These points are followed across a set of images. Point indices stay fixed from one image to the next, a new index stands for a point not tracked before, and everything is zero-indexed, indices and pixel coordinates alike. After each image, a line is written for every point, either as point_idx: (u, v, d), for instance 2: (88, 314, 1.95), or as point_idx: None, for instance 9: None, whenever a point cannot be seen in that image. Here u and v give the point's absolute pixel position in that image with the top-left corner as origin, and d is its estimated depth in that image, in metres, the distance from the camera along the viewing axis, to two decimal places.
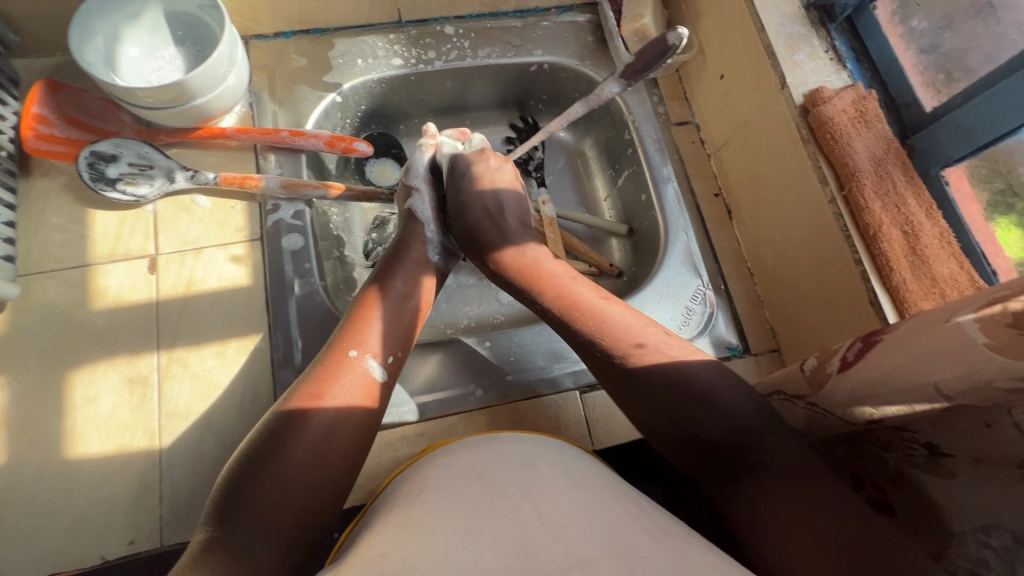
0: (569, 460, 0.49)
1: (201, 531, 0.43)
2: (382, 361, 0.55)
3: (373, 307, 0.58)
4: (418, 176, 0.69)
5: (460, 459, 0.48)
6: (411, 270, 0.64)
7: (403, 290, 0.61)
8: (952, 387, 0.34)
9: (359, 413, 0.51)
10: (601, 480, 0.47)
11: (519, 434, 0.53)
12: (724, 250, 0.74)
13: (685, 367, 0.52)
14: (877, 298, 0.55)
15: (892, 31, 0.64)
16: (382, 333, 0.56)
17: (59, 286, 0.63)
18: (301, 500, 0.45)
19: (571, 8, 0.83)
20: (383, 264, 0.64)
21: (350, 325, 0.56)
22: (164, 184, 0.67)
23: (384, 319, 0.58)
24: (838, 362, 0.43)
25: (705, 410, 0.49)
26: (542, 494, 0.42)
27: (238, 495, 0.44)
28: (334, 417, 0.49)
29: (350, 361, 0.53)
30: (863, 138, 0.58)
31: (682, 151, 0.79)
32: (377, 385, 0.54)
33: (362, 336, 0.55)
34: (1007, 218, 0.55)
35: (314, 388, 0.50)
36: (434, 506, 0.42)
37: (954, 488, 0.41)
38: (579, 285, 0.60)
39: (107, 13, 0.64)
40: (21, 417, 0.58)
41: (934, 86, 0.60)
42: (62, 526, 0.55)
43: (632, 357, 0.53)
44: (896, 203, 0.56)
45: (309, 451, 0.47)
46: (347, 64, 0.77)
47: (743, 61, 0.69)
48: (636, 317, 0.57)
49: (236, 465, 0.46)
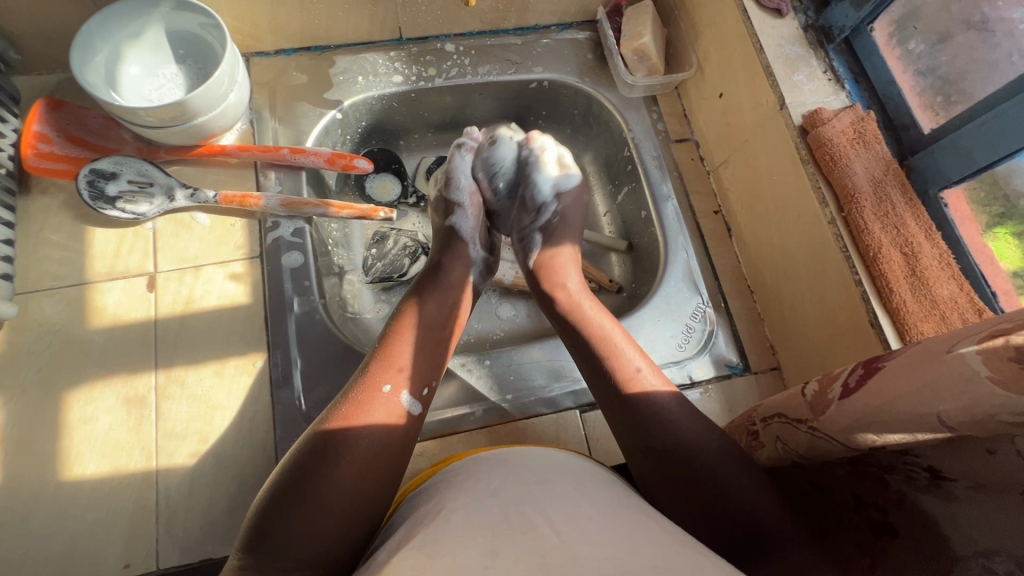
0: (586, 476, 0.49)
1: (234, 558, 0.43)
2: (415, 391, 0.55)
3: (406, 338, 0.58)
4: (460, 189, 0.73)
5: (475, 476, 0.48)
6: (463, 261, 0.69)
7: (456, 282, 0.66)
8: (955, 419, 0.34)
9: (392, 449, 0.50)
10: (614, 494, 0.47)
11: (536, 449, 0.53)
12: (724, 268, 0.74)
13: (659, 398, 0.55)
14: (877, 320, 0.55)
15: (890, 52, 0.64)
16: (413, 367, 0.56)
17: (57, 305, 0.63)
18: (337, 532, 0.44)
19: (571, 25, 0.83)
20: (435, 255, 0.69)
21: (384, 357, 0.55)
22: (163, 203, 0.67)
23: (415, 348, 0.58)
24: (839, 389, 0.42)
25: (672, 428, 0.53)
26: (560, 512, 0.43)
27: (271, 525, 0.43)
28: (369, 447, 0.48)
29: (383, 396, 0.52)
30: (862, 159, 0.59)
31: (681, 169, 0.79)
32: (410, 415, 0.53)
33: (394, 371, 0.54)
34: (1004, 229, 0.56)
35: (349, 415, 0.50)
36: (452, 523, 0.42)
37: (956, 510, 0.41)
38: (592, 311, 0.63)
39: (109, 32, 0.64)
40: (16, 439, 0.57)
41: (932, 108, 0.60)
42: (57, 548, 0.54)
43: (630, 380, 0.56)
44: (895, 224, 0.57)
45: (345, 482, 0.46)
46: (348, 82, 0.77)
47: (742, 81, 0.70)
48: (629, 341, 0.61)
49: (269, 495, 0.45)
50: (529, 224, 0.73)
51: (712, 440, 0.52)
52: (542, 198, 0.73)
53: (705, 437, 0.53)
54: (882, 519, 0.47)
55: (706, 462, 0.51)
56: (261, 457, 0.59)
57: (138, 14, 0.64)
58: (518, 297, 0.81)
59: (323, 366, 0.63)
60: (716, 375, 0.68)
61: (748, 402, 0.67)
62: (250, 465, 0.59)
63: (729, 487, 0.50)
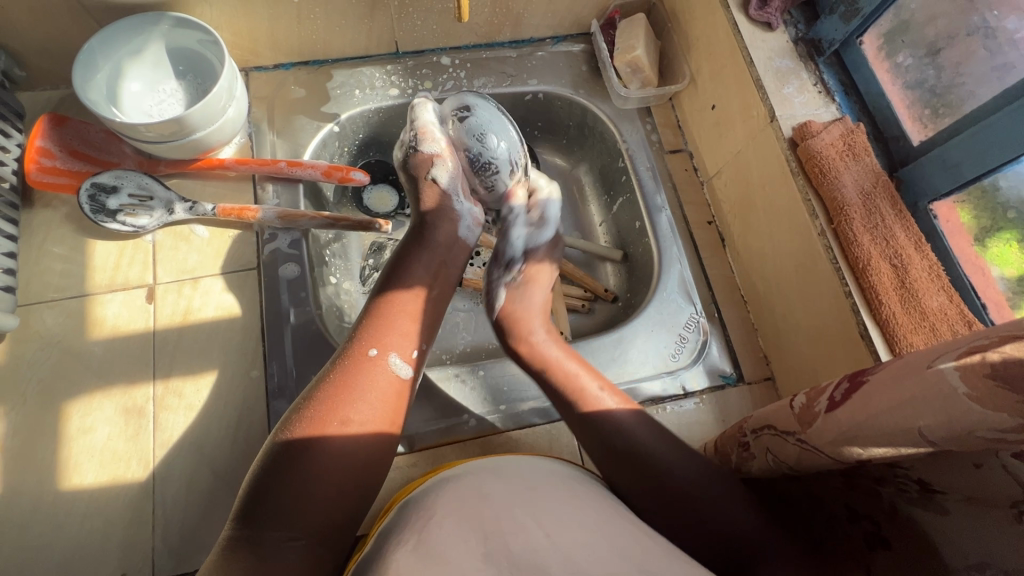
0: (573, 483, 0.49)
1: (226, 531, 0.43)
2: (406, 360, 0.55)
3: (395, 303, 0.58)
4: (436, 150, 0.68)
5: (466, 480, 0.48)
6: (450, 218, 0.67)
7: (444, 240, 0.65)
8: (936, 434, 0.34)
9: (381, 412, 0.51)
10: (604, 502, 0.48)
11: (521, 457, 0.53)
12: (718, 278, 0.75)
13: (618, 416, 0.56)
14: (867, 332, 0.55)
15: (879, 65, 0.65)
16: (400, 330, 0.56)
17: (58, 316, 0.64)
18: (329, 499, 0.46)
19: (566, 38, 0.84)
20: (418, 216, 0.67)
21: (372, 324, 0.56)
22: (163, 215, 0.68)
23: (411, 318, 0.58)
24: (825, 402, 0.43)
25: (615, 422, 0.56)
26: (551, 519, 0.43)
27: (266, 496, 0.44)
28: (360, 416, 0.49)
29: (369, 360, 0.53)
30: (852, 171, 0.59)
31: (675, 179, 0.80)
32: (403, 383, 0.54)
33: (382, 335, 0.55)
34: (1009, 234, 0.55)
35: (342, 384, 0.51)
36: (443, 526, 0.42)
37: (946, 524, 0.41)
38: (550, 344, 0.64)
39: (111, 50, 0.65)
40: (16, 449, 0.58)
41: (920, 120, 0.61)
42: (54, 557, 0.55)
43: (589, 401, 0.57)
44: (884, 236, 0.57)
45: (336, 450, 0.47)
46: (345, 95, 0.78)
47: (733, 93, 0.70)
48: (575, 356, 0.63)
49: (262, 467, 0.46)
50: (500, 279, 0.71)
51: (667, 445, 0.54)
52: (511, 253, 0.72)
53: (636, 425, 0.56)
54: (875, 531, 0.47)
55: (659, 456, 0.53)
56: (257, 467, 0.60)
57: (138, 31, 0.66)
58: None
59: (318, 377, 0.64)
60: (710, 385, 0.68)
61: (741, 413, 0.67)
62: (245, 476, 0.59)
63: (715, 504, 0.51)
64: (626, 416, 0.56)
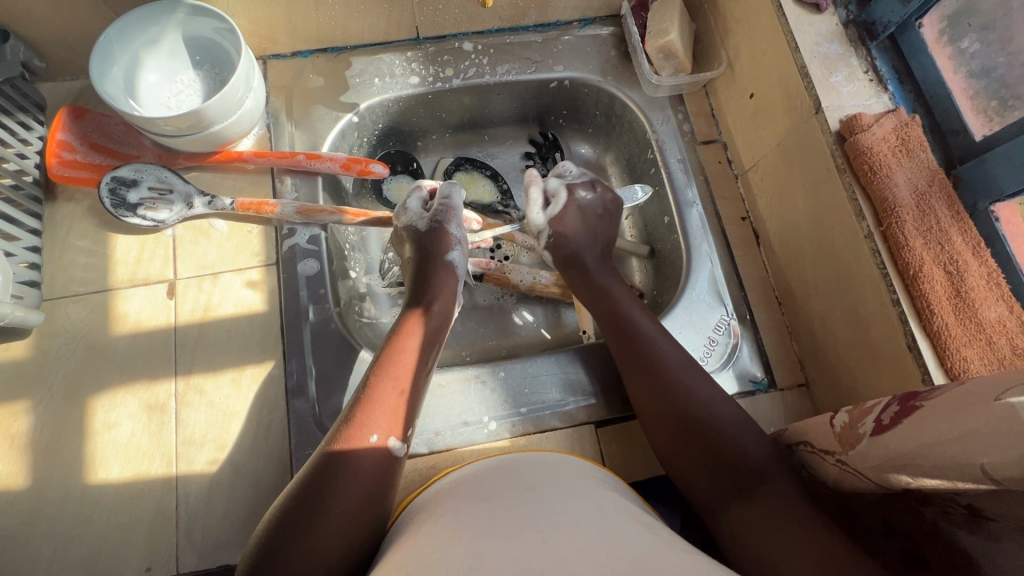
0: (585, 488, 0.48)
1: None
2: (399, 434, 0.52)
3: (383, 381, 0.53)
4: (458, 228, 0.68)
5: (468, 486, 0.49)
6: (445, 293, 0.64)
7: (443, 302, 0.64)
8: (1002, 472, 0.31)
9: (375, 498, 0.48)
10: (620, 508, 0.46)
11: (530, 458, 0.54)
12: (751, 278, 0.71)
13: (715, 405, 0.56)
14: (915, 343, 0.51)
15: (940, 50, 0.59)
16: (395, 407, 0.52)
17: (82, 310, 0.64)
18: (339, 552, 0.44)
19: (594, 21, 0.80)
20: (414, 286, 0.65)
21: (364, 404, 0.52)
22: (182, 210, 0.67)
23: (397, 392, 0.53)
24: (871, 424, 0.40)
25: (706, 414, 0.55)
26: (548, 520, 0.42)
27: (280, 543, 0.44)
28: (362, 479, 0.48)
29: (365, 446, 0.49)
30: (904, 169, 0.54)
31: (707, 172, 0.76)
32: (396, 464, 0.51)
33: (376, 415, 0.51)
34: None
35: (340, 448, 0.48)
36: (438, 522, 0.44)
37: (997, 550, 0.38)
38: (641, 318, 0.64)
39: (127, 40, 0.64)
40: (44, 443, 0.59)
41: (985, 112, 0.56)
42: (82, 550, 0.56)
43: (679, 391, 0.57)
44: (939, 239, 0.52)
45: (342, 507, 0.46)
46: (364, 84, 0.76)
47: (775, 81, 0.65)
48: (661, 329, 0.63)
49: (277, 513, 0.46)
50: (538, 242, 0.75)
51: (700, 384, 0.57)
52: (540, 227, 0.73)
53: (728, 411, 0.55)
54: (913, 549, 0.45)
55: (692, 394, 0.57)
56: (276, 465, 0.60)
57: (155, 20, 0.64)
58: (536, 302, 0.80)
59: (339, 377, 0.63)
60: (740, 391, 0.65)
61: (773, 419, 0.64)
62: (265, 473, 0.59)
63: (733, 434, 0.53)
64: (722, 406, 0.56)
